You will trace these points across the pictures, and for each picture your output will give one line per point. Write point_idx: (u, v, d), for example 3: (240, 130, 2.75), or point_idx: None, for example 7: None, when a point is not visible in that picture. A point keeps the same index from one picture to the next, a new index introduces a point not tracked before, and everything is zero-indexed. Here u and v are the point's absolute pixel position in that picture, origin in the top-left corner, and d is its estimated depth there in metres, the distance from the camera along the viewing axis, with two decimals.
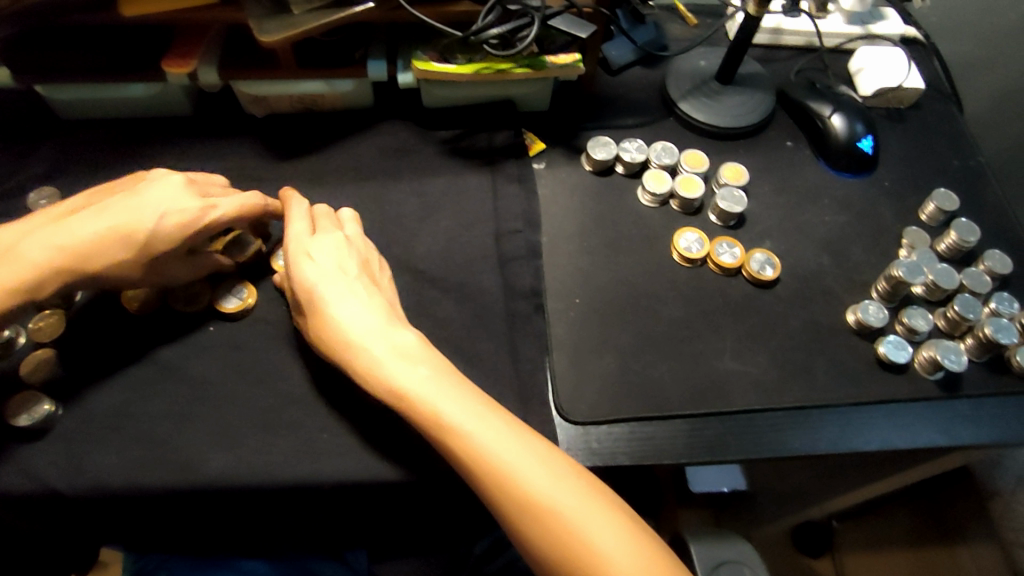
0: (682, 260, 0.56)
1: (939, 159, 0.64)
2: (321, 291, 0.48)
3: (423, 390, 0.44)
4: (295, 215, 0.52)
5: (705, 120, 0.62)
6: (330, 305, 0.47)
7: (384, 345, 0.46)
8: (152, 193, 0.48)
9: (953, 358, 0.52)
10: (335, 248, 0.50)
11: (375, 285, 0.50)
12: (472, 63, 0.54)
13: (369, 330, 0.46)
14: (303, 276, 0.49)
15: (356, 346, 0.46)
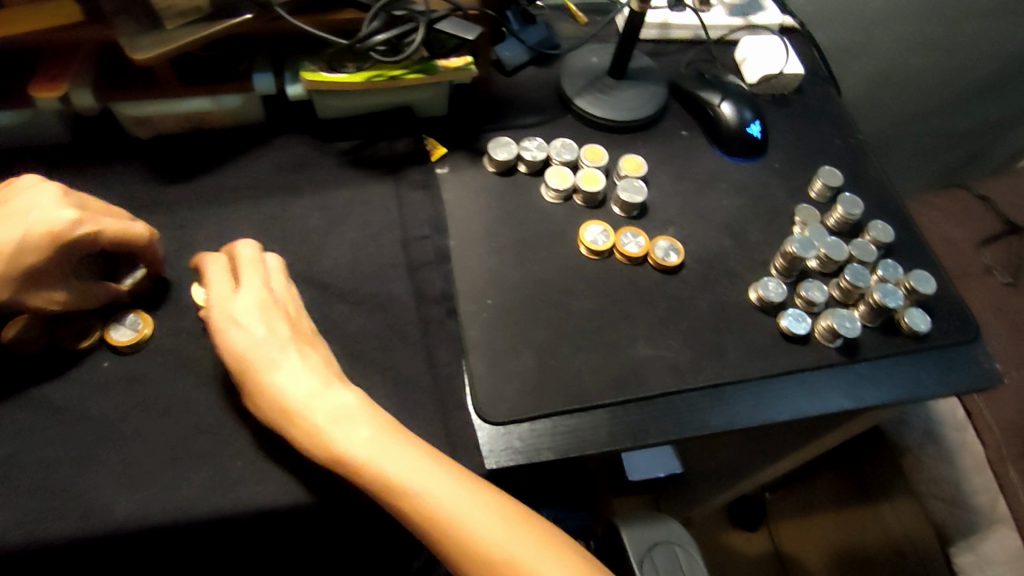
0: (589, 253, 0.57)
1: (822, 138, 0.67)
2: (254, 359, 0.45)
3: (370, 454, 0.43)
4: (216, 273, 0.48)
5: (602, 115, 0.63)
6: (266, 374, 0.45)
7: (327, 409, 0.44)
8: (22, 202, 0.45)
9: (847, 324, 0.55)
10: (265, 307, 0.47)
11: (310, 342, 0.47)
12: (362, 72, 0.53)
13: (311, 398, 0.44)
14: (234, 345, 0.45)
15: (298, 414, 0.44)
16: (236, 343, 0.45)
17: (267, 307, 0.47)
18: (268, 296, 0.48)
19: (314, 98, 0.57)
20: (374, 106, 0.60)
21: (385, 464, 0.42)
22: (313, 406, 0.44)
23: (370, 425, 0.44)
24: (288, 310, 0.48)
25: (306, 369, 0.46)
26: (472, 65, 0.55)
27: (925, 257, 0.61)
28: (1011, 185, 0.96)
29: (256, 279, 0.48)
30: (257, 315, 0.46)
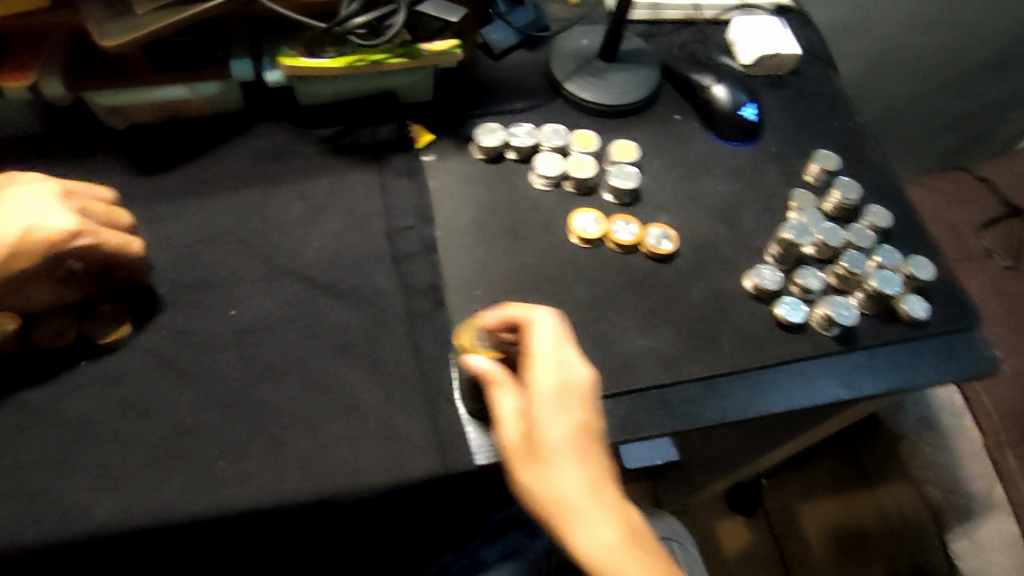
0: (580, 242, 0.55)
1: (819, 120, 0.66)
2: (546, 450, 0.37)
3: None
4: (537, 331, 0.40)
5: (593, 99, 0.62)
6: (553, 470, 0.37)
7: (614, 524, 0.36)
8: (23, 204, 0.44)
9: (844, 312, 0.53)
10: (574, 390, 0.38)
11: (605, 439, 0.39)
12: (343, 57, 0.52)
13: (601, 514, 0.36)
14: (532, 427, 0.37)
15: (576, 519, 0.36)
16: (534, 425, 0.37)
17: (569, 389, 0.38)
18: (581, 379, 0.39)
19: (295, 84, 0.55)
20: (357, 92, 0.59)
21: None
22: (598, 523, 0.36)
23: (654, 564, 0.36)
24: (595, 397, 0.39)
25: (602, 478, 0.37)
26: (458, 49, 0.53)
27: (924, 242, 0.59)
28: (1012, 167, 0.94)
29: (569, 351, 0.40)
30: (565, 398, 0.38)
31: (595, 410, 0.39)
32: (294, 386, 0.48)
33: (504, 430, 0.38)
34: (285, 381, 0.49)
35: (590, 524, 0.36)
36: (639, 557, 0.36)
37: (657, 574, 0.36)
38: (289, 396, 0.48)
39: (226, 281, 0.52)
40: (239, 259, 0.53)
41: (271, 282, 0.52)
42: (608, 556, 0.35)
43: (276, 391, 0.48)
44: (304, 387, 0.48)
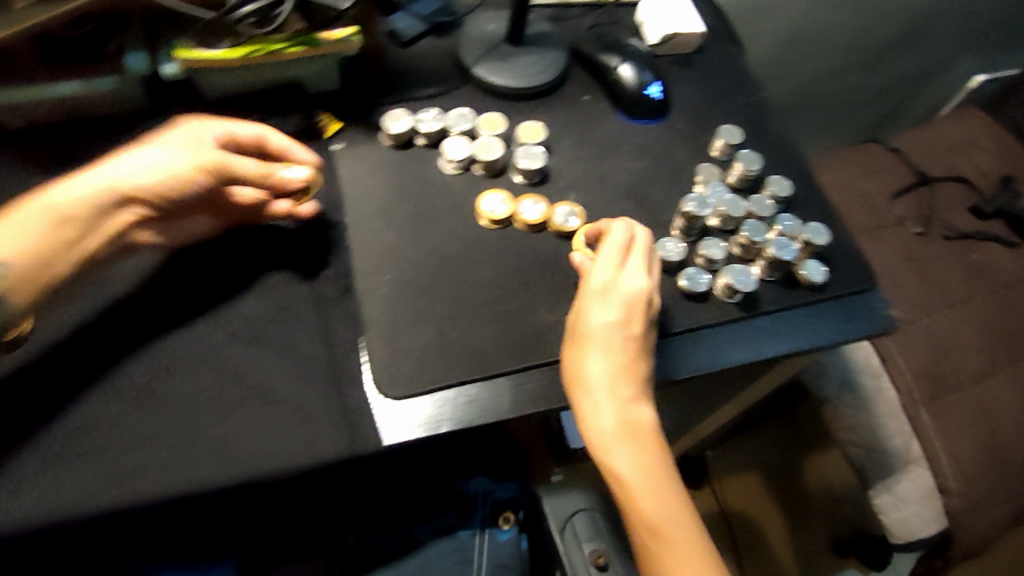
0: (489, 224, 0.56)
1: (724, 96, 0.68)
2: (583, 328, 0.47)
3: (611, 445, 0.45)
4: (610, 244, 0.49)
5: (503, 82, 0.62)
6: (582, 347, 0.47)
7: (609, 404, 0.45)
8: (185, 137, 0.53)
9: (745, 279, 0.56)
10: (618, 296, 0.47)
11: (635, 345, 0.47)
12: (239, 47, 0.52)
13: (607, 394, 0.45)
14: (578, 312, 0.48)
15: (584, 390, 0.46)
16: (578, 311, 0.48)
17: (612, 292, 0.47)
18: (628, 288, 0.47)
19: (195, 76, 0.55)
20: (262, 84, 0.58)
21: (614, 458, 0.45)
22: (594, 395, 0.45)
23: (636, 439, 0.45)
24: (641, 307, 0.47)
25: (621, 365, 0.46)
26: (356, 36, 0.54)
27: (823, 209, 0.62)
28: (921, 138, 0.98)
29: (629, 267, 0.48)
30: (605, 299, 0.47)
31: (629, 315, 0.47)
32: (202, 380, 0.48)
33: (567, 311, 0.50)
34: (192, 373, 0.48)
35: (597, 402, 0.45)
36: (621, 428, 0.45)
37: (630, 446, 0.45)
38: (197, 390, 0.48)
39: (130, 276, 0.51)
40: (143, 253, 0.52)
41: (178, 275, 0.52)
42: (595, 423, 0.45)
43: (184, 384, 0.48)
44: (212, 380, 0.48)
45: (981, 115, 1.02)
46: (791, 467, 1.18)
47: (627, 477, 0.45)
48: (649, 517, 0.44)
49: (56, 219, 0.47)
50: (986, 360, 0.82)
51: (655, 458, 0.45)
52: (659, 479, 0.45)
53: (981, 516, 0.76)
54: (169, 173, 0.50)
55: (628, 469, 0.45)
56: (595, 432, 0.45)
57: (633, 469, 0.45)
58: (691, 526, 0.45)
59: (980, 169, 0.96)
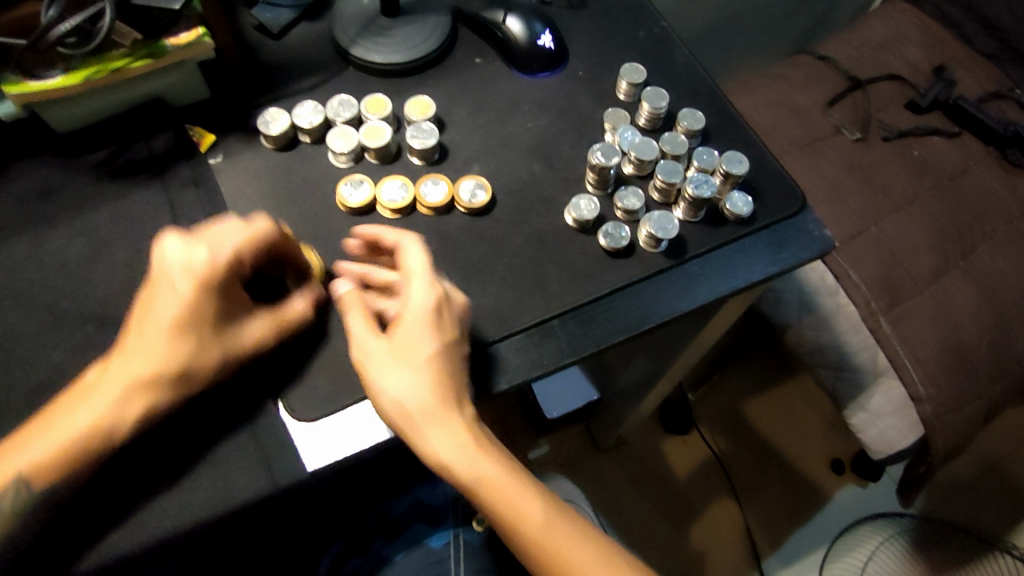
0: (392, 213, 0.53)
1: (624, 33, 0.64)
2: (407, 359, 0.43)
3: (466, 462, 0.43)
4: (419, 264, 0.45)
5: (385, 60, 0.58)
6: (409, 376, 0.43)
7: (448, 423, 0.43)
8: (163, 272, 0.43)
9: (666, 226, 0.52)
10: (446, 316, 0.45)
11: (461, 358, 0.45)
12: (77, 71, 0.47)
13: (444, 414, 0.43)
14: (399, 342, 0.44)
15: (422, 420, 0.43)
16: (397, 342, 0.44)
17: (434, 317, 0.44)
18: (449, 304, 0.45)
19: (40, 111, 0.50)
20: (119, 105, 0.53)
21: (484, 470, 0.43)
22: (431, 421, 0.43)
23: (490, 447, 0.44)
24: (462, 324, 0.46)
25: (452, 383, 0.44)
26: (206, 37, 0.49)
27: (741, 135, 0.58)
28: (849, 42, 0.95)
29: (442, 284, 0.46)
30: (429, 325, 0.44)
31: (458, 333, 0.45)
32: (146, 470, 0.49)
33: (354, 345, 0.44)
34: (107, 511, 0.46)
35: (439, 425, 0.43)
36: (473, 442, 0.43)
37: (489, 455, 0.44)
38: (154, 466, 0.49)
39: (10, 339, 0.48)
40: (19, 315, 0.48)
41: (60, 331, 0.48)
42: (443, 448, 0.43)
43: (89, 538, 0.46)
44: (117, 490, 0.46)
45: (905, 7, 0.98)
46: (773, 395, 1.19)
47: (488, 484, 0.43)
48: (527, 518, 0.43)
49: (90, 443, 0.43)
50: (940, 258, 0.80)
51: (507, 460, 0.45)
52: (516, 475, 0.44)
53: (953, 417, 0.76)
54: (175, 351, 0.43)
55: (495, 475, 0.43)
56: (445, 455, 0.43)
57: (489, 476, 0.43)
58: (563, 513, 0.45)
59: (911, 63, 0.93)
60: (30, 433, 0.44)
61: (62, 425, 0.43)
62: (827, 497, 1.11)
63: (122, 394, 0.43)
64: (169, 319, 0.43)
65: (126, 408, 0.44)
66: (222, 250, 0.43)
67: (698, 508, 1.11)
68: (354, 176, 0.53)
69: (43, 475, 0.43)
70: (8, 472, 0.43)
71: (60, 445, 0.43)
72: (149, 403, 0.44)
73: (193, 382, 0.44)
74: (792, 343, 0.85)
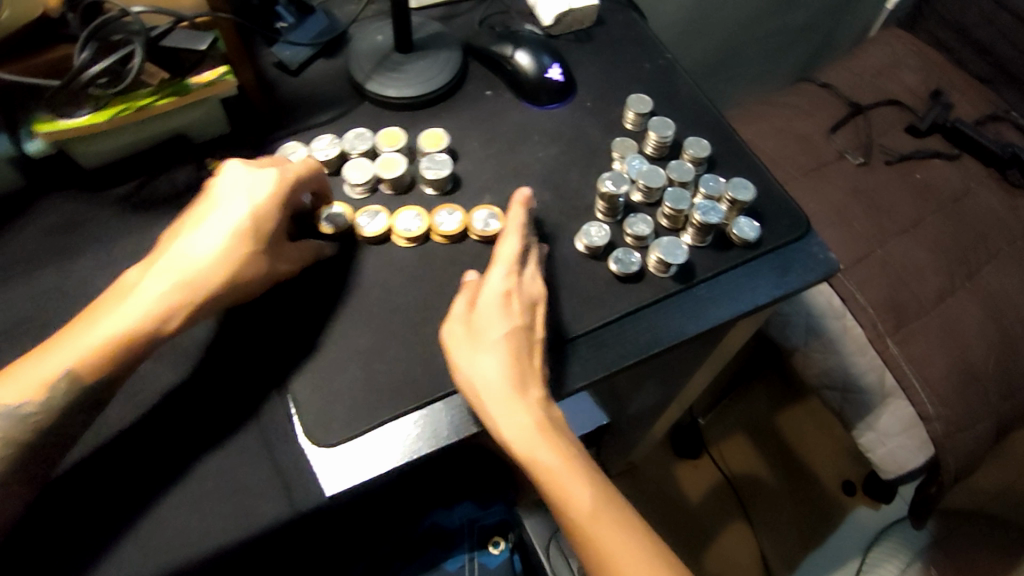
0: (407, 242, 0.54)
1: (630, 66, 0.66)
2: (483, 338, 0.46)
3: (531, 444, 0.43)
4: (507, 253, 0.49)
5: (399, 94, 0.60)
6: (485, 353, 0.45)
7: (518, 404, 0.44)
8: (230, 185, 0.48)
9: (675, 252, 0.53)
10: (522, 304, 0.48)
11: (536, 346, 0.47)
12: (105, 110, 0.49)
13: (515, 394, 0.44)
14: (480, 322, 0.46)
15: (493, 398, 0.44)
16: (478, 321, 0.46)
17: (511, 302, 0.47)
18: (528, 293, 0.48)
19: (67, 147, 0.52)
20: (143, 140, 0.55)
21: (543, 458, 0.43)
22: (502, 399, 0.44)
23: (557, 436, 0.44)
24: (539, 315, 0.48)
25: (523, 368, 0.45)
26: (229, 75, 0.51)
27: (746, 162, 0.60)
28: (848, 69, 0.97)
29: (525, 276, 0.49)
30: (505, 307, 0.47)
31: (532, 321, 0.47)
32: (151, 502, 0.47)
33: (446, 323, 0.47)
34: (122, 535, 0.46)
35: (509, 405, 0.44)
36: (537, 426, 0.44)
37: (552, 443, 0.44)
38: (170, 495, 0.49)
39: None
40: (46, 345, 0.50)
41: None
42: (510, 427, 0.44)
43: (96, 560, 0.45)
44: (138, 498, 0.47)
45: (901, 34, 1.01)
46: (784, 419, 1.19)
47: (550, 468, 0.43)
48: (585, 508, 0.43)
49: (130, 343, 0.44)
50: (945, 279, 0.81)
51: (573, 450, 0.45)
52: (580, 467, 0.44)
53: (962, 436, 0.76)
54: (228, 255, 0.46)
55: (556, 463, 0.44)
56: (512, 433, 0.44)
57: (552, 460, 0.44)
58: (625, 511, 0.44)
59: (909, 88, 0.95)
60: (67, 337, 0.44)
61: (105, 328, 0.44)
62: (840, 520, 1.10)
63: (169, 294, 0.45)
64: (233, 226, 0.47)
65: (173, 313, 0.45)
66: (284, 170, 0.49)
67: (710, 533, 1.11)
68: (370, 207, 0.55)
69: (81, 377, 0.43)
70: (42, 379, 0.43)
71: (103, 343, 0.43)
72: (190, 310, 0.46)
73: (233, 293, 0.47)
74: (799, 365, 0.86)
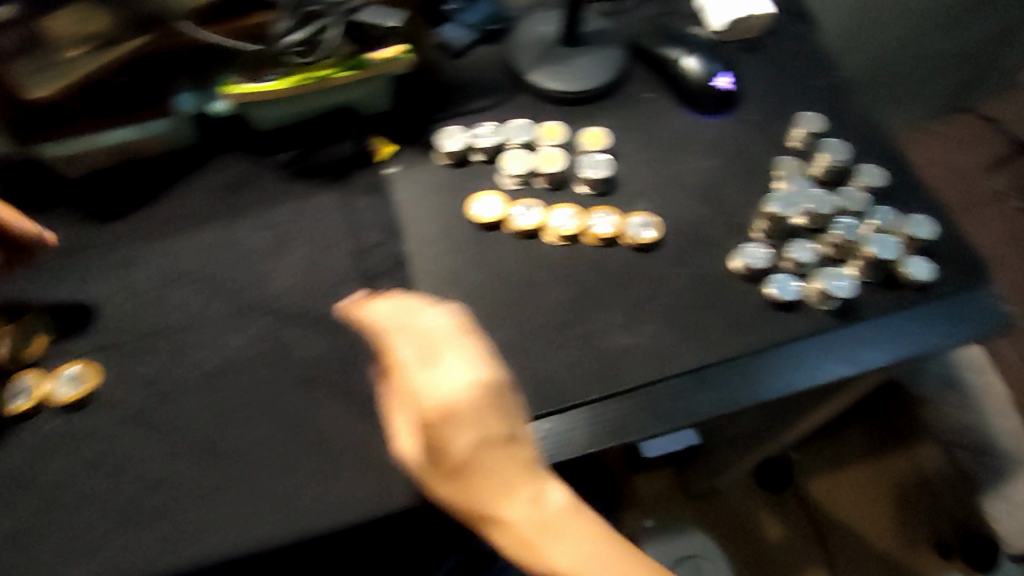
0: (557, 240, 0.53)
1: (799, 81, 0.62)
2: (443, 454, 0.36)
3: (540, 564, 0.35)
4: (397, 341, 0.38)
5: (560, 88, 0.59)
6: (451, 475, 0.36)
7: (510, 518, 0.35)
8: None
9: (842, 284, 0.51)
10: (469, 400, 0.36)
11: (513, 440, 0.36)
12: (288, 77, 0.50)
13: (497, 514, 0.35)
14: (431, 435, 0.36)
15: (484, 521, 0.35)
16: (427, 433, 0.36)
17: (452, 408, 0.36)
18: (453, 389, 0.36)
19: (249, 111, 0.53)
20: (308, 112, 0.56)
21: (555, 558, 0.35)
22: (490, 522, 0.35)
23: (563, 519, 0.35)
24: (497, 405, 0.36)
25: (500, 476, 0.35)
26: (407, 54, 0.51)
27: (921, 198, 0.56)
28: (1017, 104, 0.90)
29: (421, 373, 0.37)
30: (448, 415, 0.35)
31: (490, 417, 0.36)
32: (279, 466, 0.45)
33: (401, 452, 0.39)
34: (253, 495, 0.44)
35: (499, 527, 0.35)
36: (536, 539, 0.35)
37: (565, 549, 0.35)
38: None
39: (193, 322, 0.50)
40: (205, 299, 0.51)
41: (238, 319, 0.50)
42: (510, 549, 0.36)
43: (220, 518, 0.44)
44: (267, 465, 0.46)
45: None
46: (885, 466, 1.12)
47: None
48: None
49: None
50: None
51: (592, 543, 0.35)
52: (604, 563, 0.35)
53: None
54: None
55: (578, 572, 0.35)
56: (513, 553, 0.35)
57: (572, 572, 0.35)
58: None
59: None
60: None
61: None
62: None
63: None
64: None
65: None
66: None
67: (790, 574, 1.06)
68: (526, 200, 0.54)
69: None
70: None
71: None
72: None
73: None
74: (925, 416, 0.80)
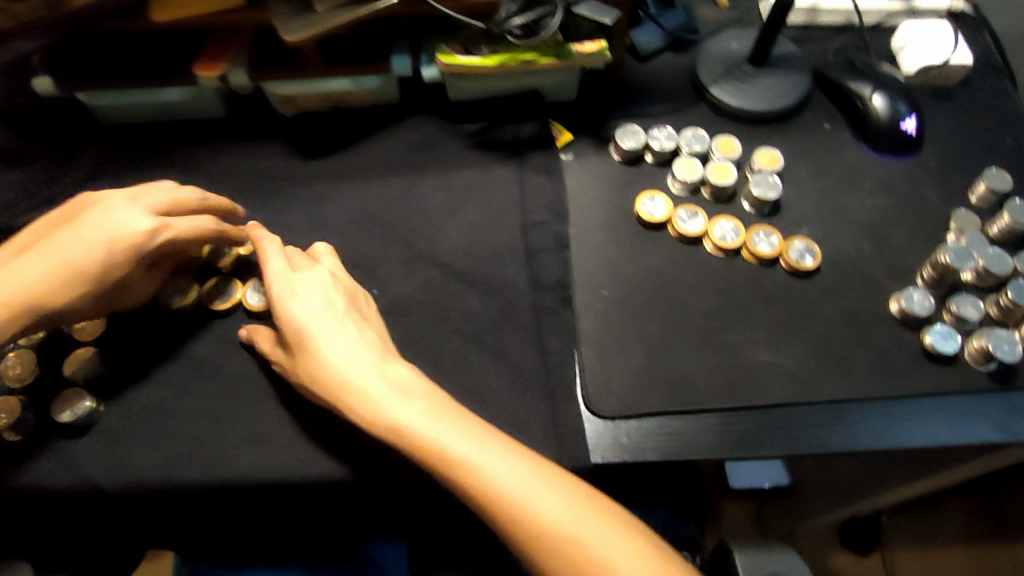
0: (715, 250, 0.55)
1: (988, 137, 0.61)
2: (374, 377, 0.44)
3: (482, 468, 0.41)
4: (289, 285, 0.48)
5: (742, 105, 0.60)
6: (386, 398, 0.44)
7: (439, 430, 0.43)
8: (98, 218, 0.46)
9: (1005, 347, 0.49)
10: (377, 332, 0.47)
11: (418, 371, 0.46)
12: (495, 55, 0.54)
13: (430, 425, 0.43)
14: (349, 356, 0.46)
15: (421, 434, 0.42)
16: (348, 355, 0.45)
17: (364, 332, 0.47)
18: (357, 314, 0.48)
19: (450, 82, 0.58)
20: (500, 89, 0.60)
21: (398, 414, 0.43)
22: (430, 434, 0.43)
23: (496, 447, 0.43)
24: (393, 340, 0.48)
25: (422, 393, 0.45)
26: (607, 50, 0.54)
27: None
28: None
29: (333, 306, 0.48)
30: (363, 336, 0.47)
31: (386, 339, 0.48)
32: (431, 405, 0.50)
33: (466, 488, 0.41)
34: None
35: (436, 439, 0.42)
36: (472, 448, 0.42)
37: (506, 461, 0.42)
38: None
39: (371, 260, 0.55)
40: (382, 242, 0.56)
41: (410, 266, 0.55)
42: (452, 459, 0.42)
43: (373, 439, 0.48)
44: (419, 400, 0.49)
45: None
46: None
47: (511, 491, 0.41)
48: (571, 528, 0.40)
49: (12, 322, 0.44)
50: None
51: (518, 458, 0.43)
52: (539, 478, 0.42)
53: None
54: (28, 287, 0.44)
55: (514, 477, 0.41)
56: (457, 472, 0.41)
57: (508, 481, 0.41)
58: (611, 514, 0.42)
59: None
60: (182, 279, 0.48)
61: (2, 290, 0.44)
62: None
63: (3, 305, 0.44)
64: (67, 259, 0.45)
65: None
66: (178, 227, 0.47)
67: None
68: (691, 207, 0.56)
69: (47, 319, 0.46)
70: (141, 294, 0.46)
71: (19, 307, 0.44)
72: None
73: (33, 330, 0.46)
74: None
